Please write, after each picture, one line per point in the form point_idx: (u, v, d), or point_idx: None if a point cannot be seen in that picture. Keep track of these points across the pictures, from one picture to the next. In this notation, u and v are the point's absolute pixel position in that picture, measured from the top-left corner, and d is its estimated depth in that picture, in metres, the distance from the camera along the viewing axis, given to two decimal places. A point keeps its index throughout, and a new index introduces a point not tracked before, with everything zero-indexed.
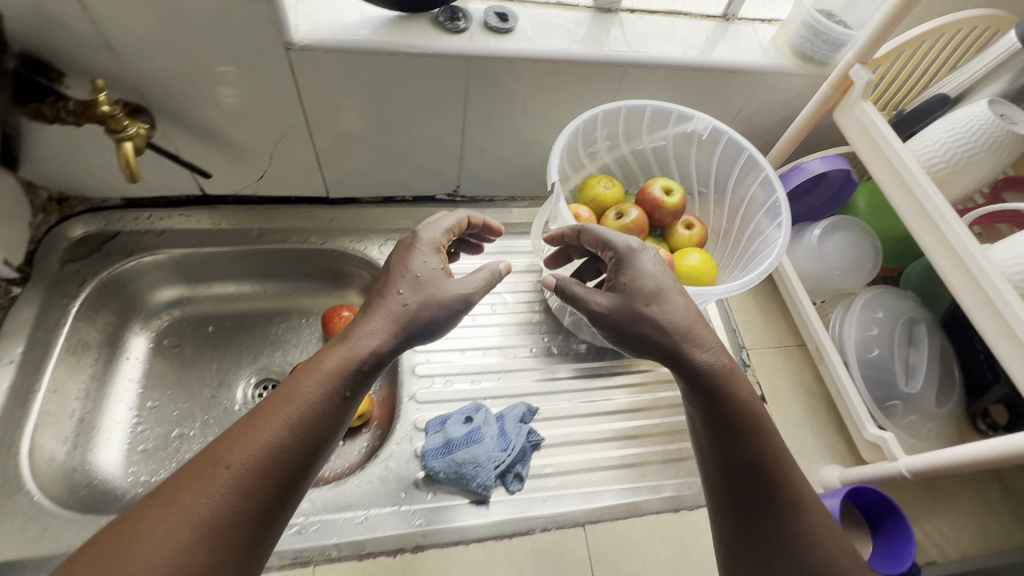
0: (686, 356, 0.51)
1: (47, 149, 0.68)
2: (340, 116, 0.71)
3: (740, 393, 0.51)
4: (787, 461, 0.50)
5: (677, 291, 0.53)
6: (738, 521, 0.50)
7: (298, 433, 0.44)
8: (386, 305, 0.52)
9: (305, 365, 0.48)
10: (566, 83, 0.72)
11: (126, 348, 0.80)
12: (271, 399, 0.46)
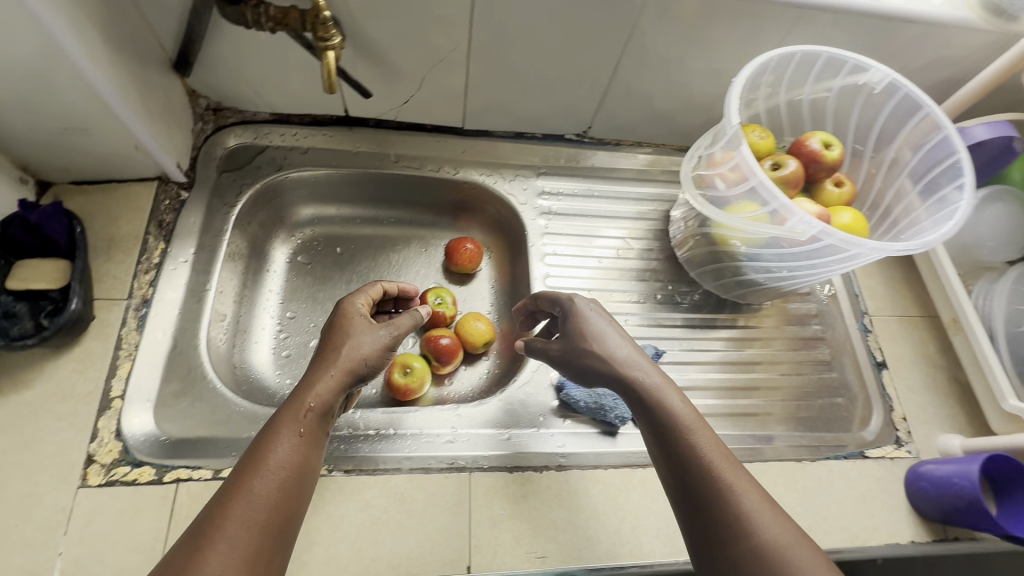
0: (619, 368, 0.57)
1: (221, 55, 0.69)
2: (503, 43, 0.70)
3: (667, 403, 0.54)
4: (702, 448, 0.51)
5: (610, 324, 0.61)
6: (696, 522, 0.49)
7: (290, 478, 0.48)
8: (334, 355, 0.57)
9: (271, 423, 0.51)
10: (738, 22, 0.69)
11: (269, 261, 0.84)
12: (250, 456, 0.48)
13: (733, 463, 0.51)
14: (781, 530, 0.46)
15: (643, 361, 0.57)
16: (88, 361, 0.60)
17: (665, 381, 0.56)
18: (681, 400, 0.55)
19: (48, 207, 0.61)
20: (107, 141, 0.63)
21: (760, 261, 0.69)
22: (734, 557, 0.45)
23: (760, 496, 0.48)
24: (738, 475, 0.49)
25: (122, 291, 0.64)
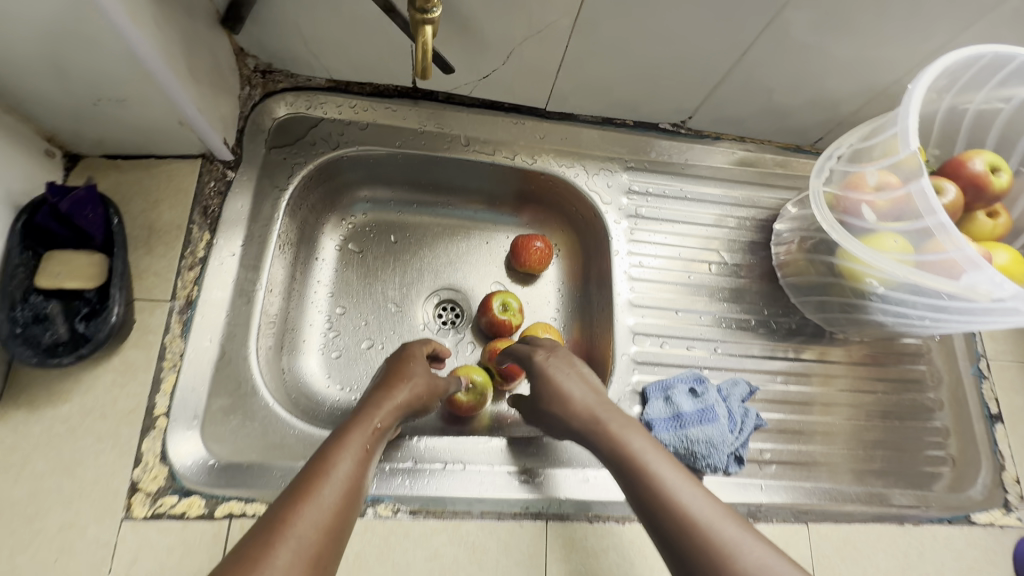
0: (591, 421, 0.53)
1: (279, 11, 0.57)
2: (617, 15, 0.58)
3: (627, 445, 0.49)
4: (668, 479, 0.45)
5: (575, 377, 0.57)
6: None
7: (354, 493, 0.42)
8: (400, 385, 0.56)
9: (329, 441, 0.46)
10: (913, 9, 0.56)
11: (318, 249, 0.76)
12: (311, 466, 0.43)
13: (718, 506, 0.43)
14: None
15: (606, 406, 0.54)
16: (130, 373, 0.53)
17: (628, 426, 0.52)
18: (648, 445, 0.49)
19: (79, 193, 0.52)
20: (148, 114, 0.53)
21: (896, 303, 0.59)
22: None
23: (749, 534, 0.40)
24: (721, 517, 0.41)
25: (164, 291, 0.56)
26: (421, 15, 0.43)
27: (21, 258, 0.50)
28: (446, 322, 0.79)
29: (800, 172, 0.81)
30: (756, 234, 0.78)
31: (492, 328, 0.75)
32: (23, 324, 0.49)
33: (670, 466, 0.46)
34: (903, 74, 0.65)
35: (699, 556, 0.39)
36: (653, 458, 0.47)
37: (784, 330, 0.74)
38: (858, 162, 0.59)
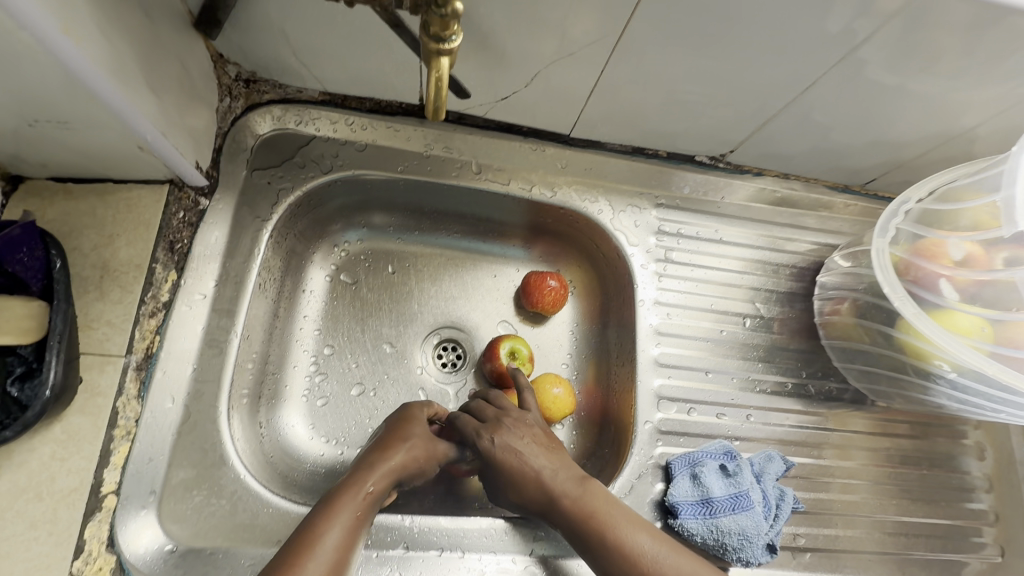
0: (552, 495, 0.50)
1: (263, 15, 0.48)
2: (667, 40, 0.49)
3: (609, 531, 0.48)
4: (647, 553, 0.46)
5: (534, 454, 0.53)
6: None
7: (344, 566, 0.42)
8: (401, 448, 0.51)
9: (319, 506, 0.45)
10: (1016, 50, 0.47)
11: (306, 280, 0.67)
12: (297, 538, 0.42)
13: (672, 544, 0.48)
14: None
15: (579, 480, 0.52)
16: (72, 445, 0.45)
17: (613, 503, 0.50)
18: (624, 512, 0.49)
19: (15, 231, 0.43)
20: (99, 137, 0.44)
21: (965, 391, 0.51)
22: None
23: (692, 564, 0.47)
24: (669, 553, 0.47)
25: (119, 345, 0.47)
26: (439, 44, 0.35)
27: None
28: (446, 363, 0.70)
29: (845, 215, 0.73)
30: (794, 283, 0.70)
31: (497, 378, 0.67)
32: None
33: (645, 534, 0.48)
34: (982, 120, 0.57)
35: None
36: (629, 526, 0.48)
37: (823, 396, 0.66)
38: (932, 225, 0.53)
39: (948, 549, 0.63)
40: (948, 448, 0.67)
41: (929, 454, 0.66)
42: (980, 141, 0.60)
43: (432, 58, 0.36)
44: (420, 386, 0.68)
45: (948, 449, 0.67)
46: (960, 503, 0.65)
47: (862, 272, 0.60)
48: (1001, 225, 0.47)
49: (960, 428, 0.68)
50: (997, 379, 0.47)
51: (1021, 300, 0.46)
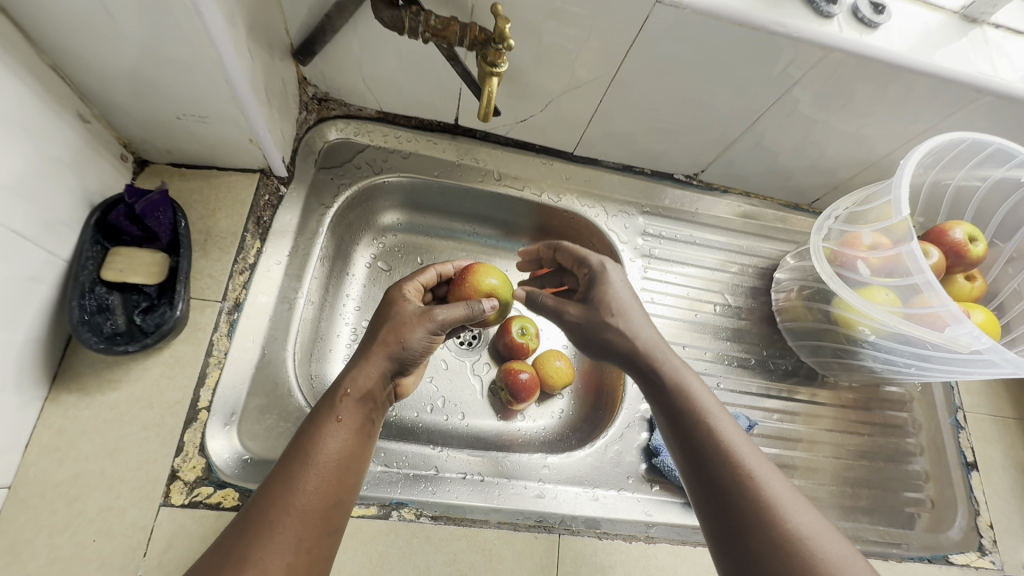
0: (652, 359, 0.57)
1: (347, 49, 0.64)
2: (649, 79, 0.65)
3: (683, 386, 0.54)
4: (726, 434, 0.50)
5: (637, 308, 0.60)
6: (716, 513, 0.47)
7: (345, 464, 0.48)
8: (380, 342, 0.54)
9: (310, 418, 0.50)
10: (904, 95, 0.64)
11: (351, 265, 0.80)
12: (293, 448, 0.47)
13: (743, 434, 0.51)
14: (776, 485, 0.46)
15: (663, 346, 0.58)
16: (178, 366, 0.56)
17: (685, 369, 0.57)
18: (705, 391, 0.54)
19: (154, 196, 0.56)
20: (224, 131, 0.58)
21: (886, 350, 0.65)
22: (750, 537, 0.44)
23: (760, 455, 0.49)
24: (743, 440, 0.50)
25: (215, 292, 0.60)
26: (491, 68, 0.52)
27: (92, 251, 0.54)
28: (463, 341, 0.83)
29: (797, 228, 0.88)
30: (756, 280, 0.85)
31: (510, 350, 0.79)
32: (88, 313, 0.52)
33: (708, 395, 0.54)
34: (892, 149, 0.73)
35: (729, 487, 0.47)
36: (710, 408, 0.52)
37: (781, 372, 0.79)
38: (853, 223, 0.67)
39: (887, 501, 0.74)
40: (886, 419, 0.80)
41: (870, 423, 0.79)
42: (895, 166, 0.77)
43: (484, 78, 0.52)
44: (442, 358, 0.80)
45: (886, 420, 0.80)
46: (897, 464, 0.77)
47: (806, 265, 0.75)
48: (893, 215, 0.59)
49: (896, 403, 0.81)
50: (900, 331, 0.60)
51: (911, 268, 0.57)
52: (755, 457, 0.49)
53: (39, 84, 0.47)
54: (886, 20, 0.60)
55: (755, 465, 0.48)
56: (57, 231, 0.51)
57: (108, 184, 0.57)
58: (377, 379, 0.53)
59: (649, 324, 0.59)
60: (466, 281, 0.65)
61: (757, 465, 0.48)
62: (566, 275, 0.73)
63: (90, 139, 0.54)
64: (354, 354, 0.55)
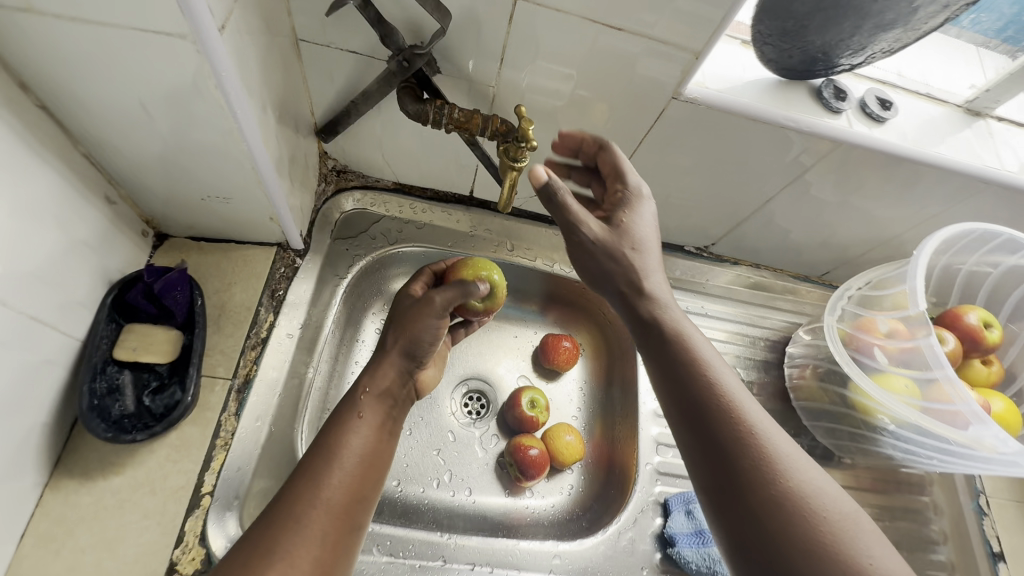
0: (664, 328, 0.54)
1: (369, 129, 0.65)
2: (663, 162, 0.66)
3: (688, 338, 0.53)
4: (725, 382, 0.49)
5: (657, 261, 0.57)
6: (738, 502, 0.43)
7: (370, 457, 0.52)
8: (393, 341, 0.60)
9: (333, 417, 0.54)
10: (914, 183, 0.66)
11: (360, 331, 0.75)
12: (317, 445, 0.50)
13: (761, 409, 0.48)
14: (798, 468, 0.44)
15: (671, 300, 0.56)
16: (183, 450, 0.55)
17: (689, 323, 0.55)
18: (706, 343, 0.53)
19: (173, 276, 0.56)
20: (245, 209, 0.59)
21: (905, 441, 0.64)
22: (750, 480, 0.43)
23: (781, 433, 0.46)
24: (765, 419, 0.47)
25: (226, 370, 0.59)
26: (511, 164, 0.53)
27: (106, 330, 0.53)
28: (472, 411, 0.81)
29: (808, 299, 0.87)
30: (768, 353, 0.84)
31: (520, 423, 0.77)
32: (98, 397, 0.51)
33: (710, 347, 0.53)
34: (902, 229, 0.74)
35: (749, 470, 0.43)
36: (731, 386, 0.49)
37: None
38: (869, 306, 0.67)
39: None
40: (907, 503, 0.77)
41: (891, 507, 0.76)
42: (905, 244, 0.77)
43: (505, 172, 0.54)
44: (450, 429, 0.78)
45: (907, 504, 0.77)
46: (920, 553, 0.74)
47: (820, 344, 0.75)
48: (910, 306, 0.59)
49: (916, 486, 0.79)
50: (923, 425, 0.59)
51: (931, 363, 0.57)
52: (775, 435, 0.46)
53: (70, 172, 0.48)
54: (893, 116, 0.62)
55: (776, 444, 0.45)
56: (73, 313, 0.51)
57: (127, 261, 0.57)
58: (394, 378, 0.58)
59: (665, 279, 0.57)
60: (455, 272, 0.66)
61: (759, 421, 0.46)
62: (596, 180, 0.63)
63: (114, 220, 0.55)
64: (371, 357, 0.60)
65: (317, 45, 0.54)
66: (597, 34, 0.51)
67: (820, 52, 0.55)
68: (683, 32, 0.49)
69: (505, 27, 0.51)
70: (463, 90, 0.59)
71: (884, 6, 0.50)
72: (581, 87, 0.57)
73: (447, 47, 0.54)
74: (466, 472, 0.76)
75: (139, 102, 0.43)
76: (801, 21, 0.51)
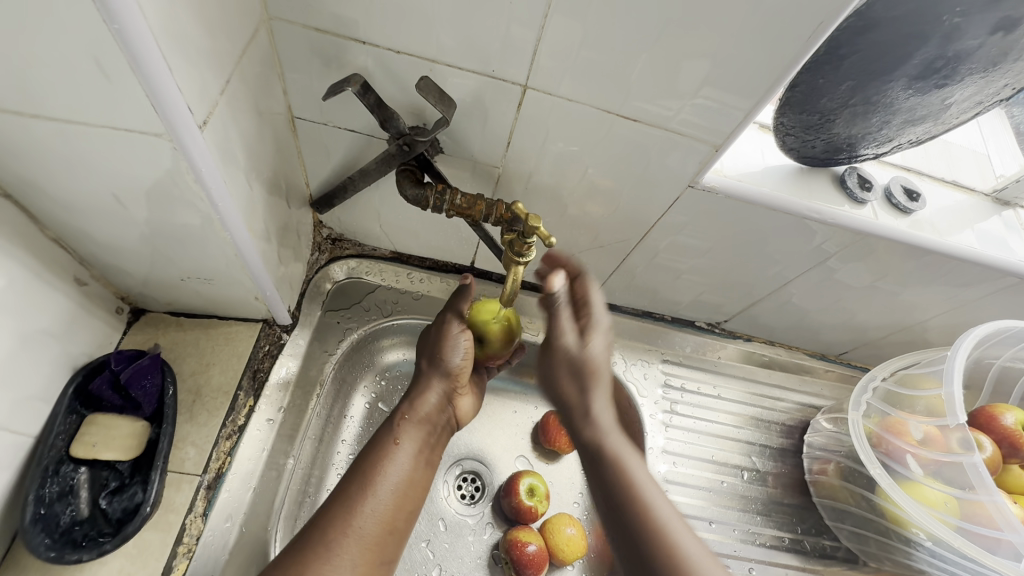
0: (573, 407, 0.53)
1: (366, 200, 0.62)
2: (676, 244, 0.63)
3: (595, 416, 0.53)
4: (635, 477, 0.50)
5: (606, 328, 0.52)
6: (637, 574, 0.46)
7: (406, 486, 0.54)
8: (428, 368, 0.61)
9: (372, 440, 0.56)
10: (942, 274, 0.62)
11: (348, 407, 0.69)
12: (356, 470, 0.53)
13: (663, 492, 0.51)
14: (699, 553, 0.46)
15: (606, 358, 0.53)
16: (140, 560, 0.49)
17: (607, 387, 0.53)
18: (615, 425, 0.53)
19: (144, 362, 0.52)
20: (229, 290, 0.55)
21: (931, 560, 0.60)
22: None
23: (678, 515, 0.49)
24: (664, 501, 0.49)
25: (196, 465, 0.54)
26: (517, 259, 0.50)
27: (64, 424, 0.49)
28: (465, 495, 0.74)
29: (825, 380, 0.82)
30: (785, 439, 0.78)
31: (517, 513, 0.70)
32: (46, 503, 0.46)
33: (615, 418, 0.54)
34: (929, 315, 0.70)
35: (652, 555, 0.46)
36: (640, 479, 0.50)
37: (816, 552, 0.72)
38: (896, 405, 0.64)
39: None
40: None
41: None
42: (931, 330, 0.73)
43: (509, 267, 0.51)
44: (442, 517, 0.71)
45: None
46: None
47: (843, 438, 0.69)
48: (948, 415, 0.57)
49: None
50: (964, 551, 0.55)
51: (973, 482, 0.55)
52: (676, 521, 0.48)
53: (36, 256, 0.45)
54: (921, 208, 0.59)
55: (670, 520, 0.48)
56: (29, 407, 0.46)
57: (96, 343, 0.54)
58: (432, 405, 0.60)
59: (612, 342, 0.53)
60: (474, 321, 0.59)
61: (669, 517, 0.48)
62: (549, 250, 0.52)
63: (85, 301, 0.51)
64: (412, 377, 0.62)
65: (315, 123, 0.52)
66: (611, 123, 0.48)
67: (847, 144, 0.52)
68: (700, 126, 0.47)
69: (512, 113, 0.49)
70: (468, 170, 0.56)
71: (915, 103, 0.47)
72: (593, 171, 0.54)
73: (452, 129, 0.51)
74: (457, 567, 0.69)
75: (113, 193, 0.41)
76: (827, 116, 0.49)
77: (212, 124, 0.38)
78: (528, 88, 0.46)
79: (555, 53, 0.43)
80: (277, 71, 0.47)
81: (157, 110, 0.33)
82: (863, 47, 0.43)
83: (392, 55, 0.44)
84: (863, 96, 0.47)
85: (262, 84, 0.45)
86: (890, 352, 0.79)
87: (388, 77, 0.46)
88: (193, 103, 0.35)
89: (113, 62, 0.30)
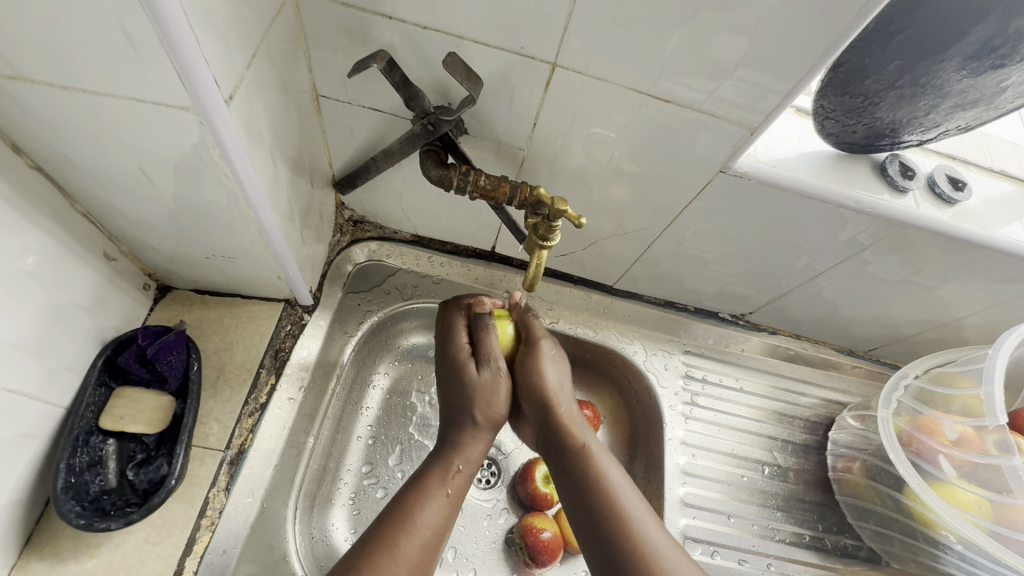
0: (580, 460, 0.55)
1: (387, 182, 0.61)
2: (702, 233, 0.61)
3: (603, 468, 0.54)
4: (625, 499, 0.51)
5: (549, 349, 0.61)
6: (602, 547, 0.49)
7: (438, 536, 0.50)
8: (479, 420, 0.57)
9: (412, 483, 0.53)
10: (987, 269, 0.59)
11: (367, 390, 0.70)
12: (394, 512, 0.50)
13: (636, 489, 0.53)
14: (661, 539, 0.49)
15: (606, 455, 0.55)
16: (165, 530, 0.50)
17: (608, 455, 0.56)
18: (625, 479, 0.53)
19: (170, 338, 0.53)
20: (253, 269, 0.56)
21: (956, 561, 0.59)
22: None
23: (644, 503, 0.52)
24: (625, 483, 0.53)
25: (219, 440, 0.54)
26: (540, 243, 0.51)
27: (93, 396, 0.50)
28: (480, 480, 0.74)
29: (853, 377, 0.80)
30: (808, 435, 0.76)
31: (533, 500, 0.70)
32: (76, 473, 0.47)
33: (620, 470, 0.54)
34: (966, 313, 0.67)
35: (612, 526, 0.49)
36: (631, 505, 0.51)
37: (837, 550, 0.71)
38: (929, 403, 0.63)
39: None
40: None
41: None
42: (968, 328, 0.70)
43: (533, 249, 0.52)
44: None
45: None
46: None
47: (871, 435, 0.68)
48: (986, 415, 0.57)
49: None
50: (998, 557, 0.54)
51: (1011, 484, 0.54)
52: (637, 505, 0.51)
53: (67, 231, 0.46)
54: (965, 198, 0.56)
55: (657, 540, 0.49)
56: (61, 379, 0.48)
57: (123, 318, 0.55)
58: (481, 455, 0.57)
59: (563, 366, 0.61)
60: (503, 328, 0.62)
61: (655, 535, 0.49)
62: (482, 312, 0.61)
63: (114, 277, 0.53)
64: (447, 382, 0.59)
65: (339, 101, 0.51)
66: (641, 104, 0.47)
67: (890, 128, 0.50)
68: (737, 107, 0.45)
69: (539, 92, 0.47)
70: (493, 151, 0.55)
71: (968, 85, 0.44)
72: (620, 154, 0.53)
73: (476, 109, 0.50)
74: (472, 550, 0.69)
75: (141, 169, 0.41)
76: (870, 99, 0.47)
77: (238, 100, 0.37)
78: (557, 66, 0.45)
79: (588, 28, 0.41)
80: (302, 48, 0.46)
81: (183, 83, 0.33)
82: (916, 22, 0.41)
83: (417, 30, 0.43)
84: (910, 77, 0.44)
85: (287, 60, 0.44)
86: (924, 349, 0.76)
87: (414, 53, 0.45)
88: (219, 76, 0.34)
89: (140, 31, 0.30)
